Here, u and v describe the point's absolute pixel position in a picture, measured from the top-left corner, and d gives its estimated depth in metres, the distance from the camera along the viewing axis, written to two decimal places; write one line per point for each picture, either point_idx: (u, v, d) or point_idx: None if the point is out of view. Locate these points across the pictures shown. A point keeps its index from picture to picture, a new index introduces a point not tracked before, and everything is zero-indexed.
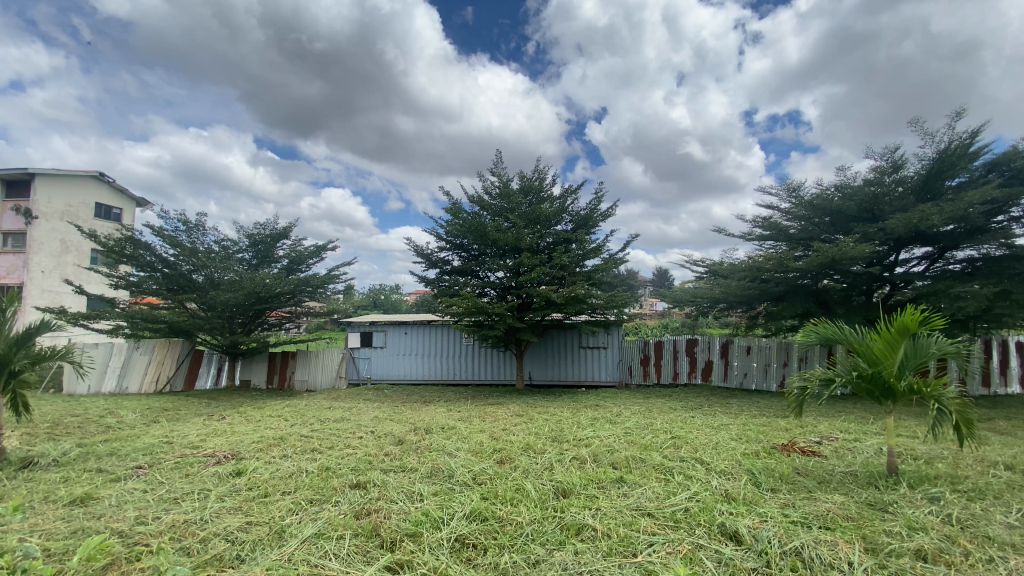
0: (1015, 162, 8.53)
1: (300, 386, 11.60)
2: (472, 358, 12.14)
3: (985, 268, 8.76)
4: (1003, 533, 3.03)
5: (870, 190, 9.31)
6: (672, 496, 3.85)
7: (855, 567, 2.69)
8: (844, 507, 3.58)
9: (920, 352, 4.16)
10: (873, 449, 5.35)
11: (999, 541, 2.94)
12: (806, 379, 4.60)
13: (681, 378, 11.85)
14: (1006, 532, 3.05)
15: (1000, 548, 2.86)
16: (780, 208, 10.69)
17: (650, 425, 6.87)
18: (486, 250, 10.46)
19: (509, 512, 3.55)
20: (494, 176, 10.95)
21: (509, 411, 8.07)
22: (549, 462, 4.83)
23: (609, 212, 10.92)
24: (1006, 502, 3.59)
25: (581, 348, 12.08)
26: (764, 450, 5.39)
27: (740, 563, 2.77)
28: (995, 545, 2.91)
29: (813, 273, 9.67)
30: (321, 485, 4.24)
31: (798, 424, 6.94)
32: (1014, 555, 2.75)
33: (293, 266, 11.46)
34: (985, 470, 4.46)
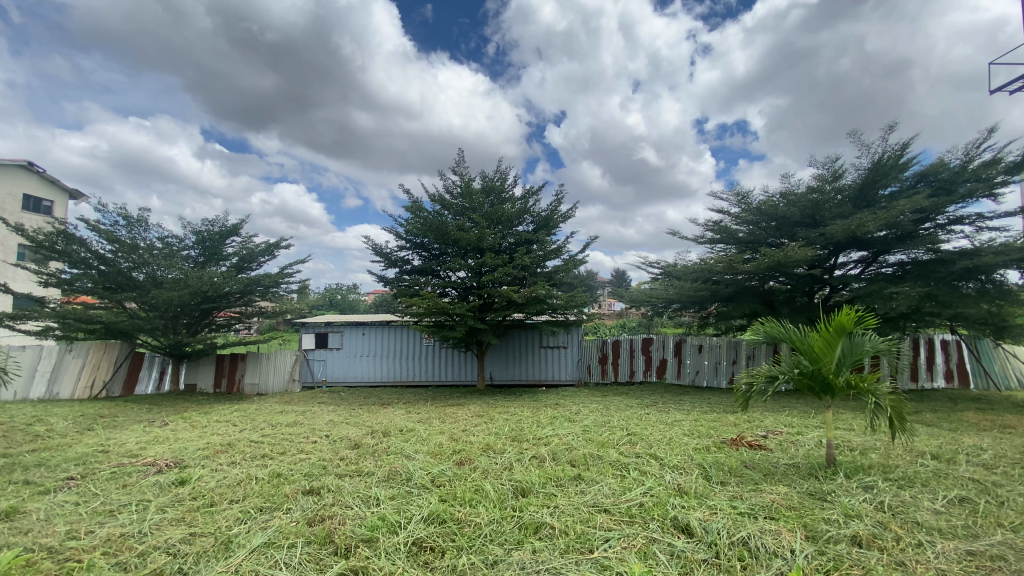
0: (941, 174, 9.24)
1: (251, 389, 11.15)
2: (431, 359, 12.02)
3: (914, 271, 9.46)
4: (931, 519, 3.28)
5: (812, 197, 9.87)
6: (628, 492, 3.96)
7: (797, 554, 2.84)
8: (787, 497, 3.78)
9: (857, 350, 4.44)
10: (814, 442, 5.66)
11: (927, 526, 3.18)
12: (753, 375, 4.86)
13: (637, 376, 12.18)
14: (933, 518, 3.31)
15: (927, 533, 3.10)
16: (731, 213, 11.20)
17: (608, 423, 7.02)
18: (447, 250, 10.37)
19: (468, 513, 3.54)
20: (456, 175, 10.90)
21: (470, 412, 8.05)
22: (509, 462, 4.85)
23: (570, 213, 11.10)
24: (933, 489, 3.89)
25: (541, 347, 12.19)
26: (715, 445, 5.60)
27: (692, 554, 2.88)
28: (923, 530, 3.15)
29: (760, 275, 10.17)
30: (272, 492, 4.09)
31: (746, 419, 7.27)
32: (939, 539, 2.98)
33: (243, 264, 10.97)
34: (914, 459, 4.82)
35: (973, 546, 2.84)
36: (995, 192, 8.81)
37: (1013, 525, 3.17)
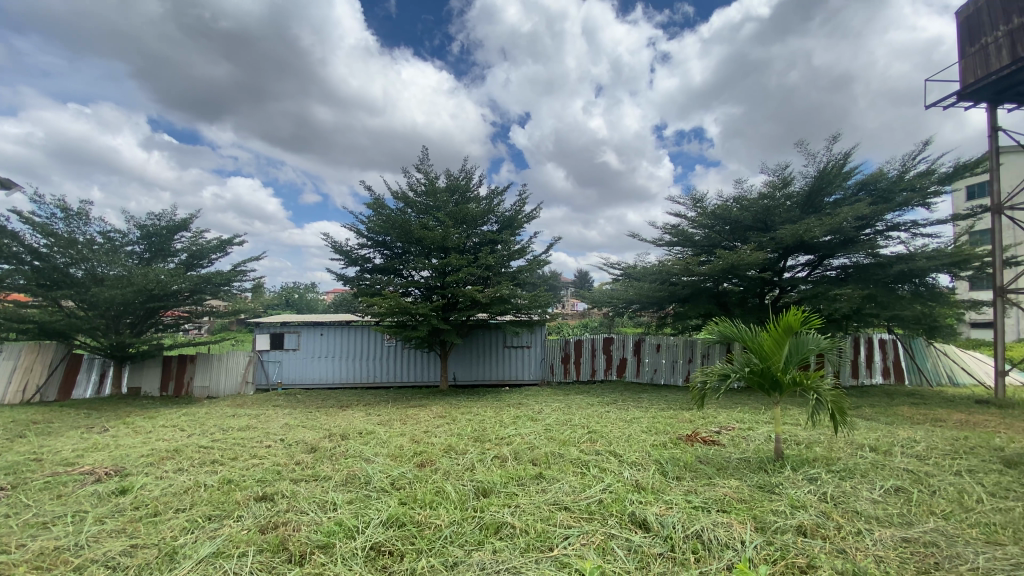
0: (880, 183, 9.86)
1: (200, 393, 10.65)
2: (392, 360, 11.83)
3: (855, 274, 10.05)
4: (868, 508, 3.51)
5: (763, 203, 10.33)
6: (588, 489, 4.04)
7: (746, 545, 2.97)
8: (738, 490, 3.95)
9: (803, 349, 4.69)
10: (764, 437, 5.92)
11: (865, 515, 3.40)
12: (707, 373, 5.06)
13: (599, 375, 12.40)
14: (871, 507, 3.54)
15: (865, 521, 3.31)
16: (688, 217, 11.58)
17: (570, 421, 7.13)
18: (410, 248, 10.23)
19: (428, 516, 3.51)
20: (420, 172, 10.77)
21: (432, 413, 7.99)
22: (471, 462, 4.84)
23: (534, 214, 11.18)
24: (870, 479, 4.16)
25: (505, 347, 12.21)
26: (671, 441, 5.78)
27: (648, 549, 2.97)
28: (861, 518, 3.36)
29: (715, 277, 10.57)
30: (222, 500, 3.93)
31: (700, 416, 7.54)
32: (876, 527, 3.19)
33: (192, 261, 10.45)
34: (854, 451, 5.13)
35: (907, 533, 3.05)
36: (927, 201, 9.48)
37: (942, 512, 3.43)
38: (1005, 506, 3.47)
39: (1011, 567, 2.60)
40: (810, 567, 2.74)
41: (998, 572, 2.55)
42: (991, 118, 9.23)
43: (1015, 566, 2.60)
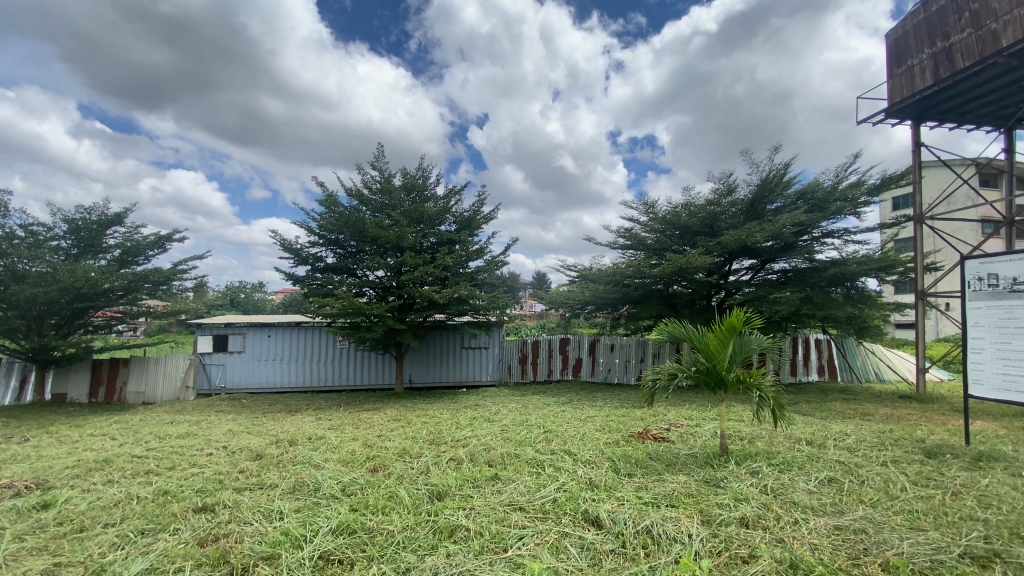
0: (816, 193, 10.51)
1: (135, 398, 9.98)
2: (345, 363, 11.52)
3: (794, 277, 10.64)
4: (804, 498, 3.73)
5: (711, 209, 10.78)
6: (542, 488, 4.08)
7: (693, 538, 3.09)
8: (687, 485, 4.10)
9: (745, 348, 4.92)
10: (710, 433, 6.17)
11: (801, 505, 3.62)
12: (657, 372, 5.23)
13: (555, 375, 12.55)
14: (807, 497, 3.76)
15: (801, 510, 3.53)
16: (640, 221, 11.94)
17: (526, 421, 7.18)
18: (364, 248, 9.99)
19: (380, 522, 3.44)
20: (375, 170, 10.53)
21: (386, 416, 7.83)
22: (426, 466, 4.78)
23: (492, 214, 11.17)
24: (806, 471, 4.43)
25: (462, 348, 12.11)
26: (623, 438, 5.94)
27: (600, 546, 3.03)
28: (797, 508, 3.57)
29: (666, 280, 10.94)
30: (157, 512, 3.70)
31: (651, 413, 7.79)
32: (810, 517, 3.39)
33: (126, 258, 9.77)
34: (792, 445, 5.45)
35: (839, 521, 3.26)
36: (858, 210, 10.20)
37: (870, 500, 3.69)
38: (924, 493, 3.78)
39: (930, 550, 2.83)
40: (751, 557, 2.88)
41: (918, 555, 2.76)
42: (914, 134, 10.04)
43: (934, 549, 2.83)
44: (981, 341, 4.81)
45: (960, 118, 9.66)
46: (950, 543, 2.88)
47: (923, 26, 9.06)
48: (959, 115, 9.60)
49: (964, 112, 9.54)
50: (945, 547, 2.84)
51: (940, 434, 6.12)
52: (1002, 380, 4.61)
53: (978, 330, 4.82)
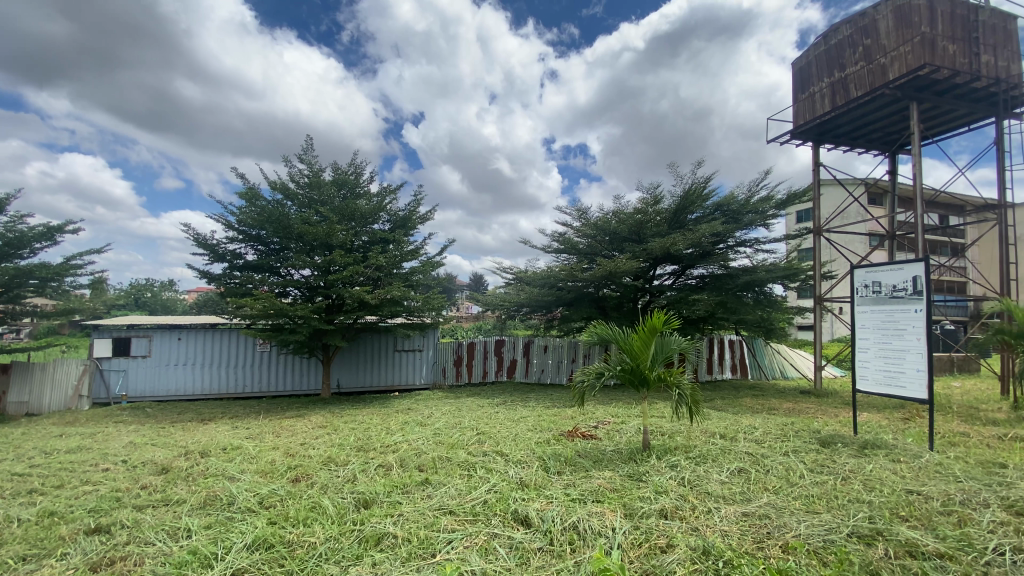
0: (730, 205, 11.38)
1: (16, 409, 8.84)
2: (266, 368, 10.86)
3: (711, 283, 11.41)
4: (716, 488, 4.05)
5: (638, 217, 11.34)
6: (473, 491, 4.10)
7: (615, 531, 3.25)
8: (611, 481, 4.30)
9: (666, 348, 5.23)
10: (634, 429, 6.50)
11: (712, 495, 3.92)
12: (586, 372, 5.43)
13: (490, 376, 12.61)
14: (719, 487, 4.08)
15: (711, 500, 3.83)
16: (573, 226, 12.33)
17: (458, 423, 7.16)
18: (288, 245, 9.50)
19: (301, 534, 3.31)
20: (303, 163, 10.05)
21: (311, 423, 7.50)
22: (352, 474, 4.64)
23: (428, 214, 11.03)
24: (718, 463, 4.79)
25: (395, 351, 11.80)
26: (554, 437, 6.10)
27: (528, 545, 3.11)
28: (708, 498, 3.87)
29: (596, 283, 11.38)
30: (40, 536, 3.32)
31: (581, 412, 8.05)
32: (720, 505, 3.69)
33: (7, 250, 8.63)
34: (707, 439, 5.87)
35: (746, 509, 3.57)
36: (766, 222, 11.18)
37: (772, 488, 4.07)
38: (818, 479, 4.23)
39: (823, 531, 3.17)
40: (668, 546, 3.08)
41: (811, 537, 3.09)
42: (815, 155, 11.17)
43: (825, 530, 3.18)
44: (867, 341, 5.44)
45: (853, 142, 10.88)
46: (839, 524, 3.25)
47: (823, 57, 10.08)
48: (851, 139, 10.81)
49: (855, 137, 10.75)
50: (835, 528, 3.20)
51: (833, 425, 6.86)
52: (883, 375, 5.24)
53: (864, 331, 5.47)
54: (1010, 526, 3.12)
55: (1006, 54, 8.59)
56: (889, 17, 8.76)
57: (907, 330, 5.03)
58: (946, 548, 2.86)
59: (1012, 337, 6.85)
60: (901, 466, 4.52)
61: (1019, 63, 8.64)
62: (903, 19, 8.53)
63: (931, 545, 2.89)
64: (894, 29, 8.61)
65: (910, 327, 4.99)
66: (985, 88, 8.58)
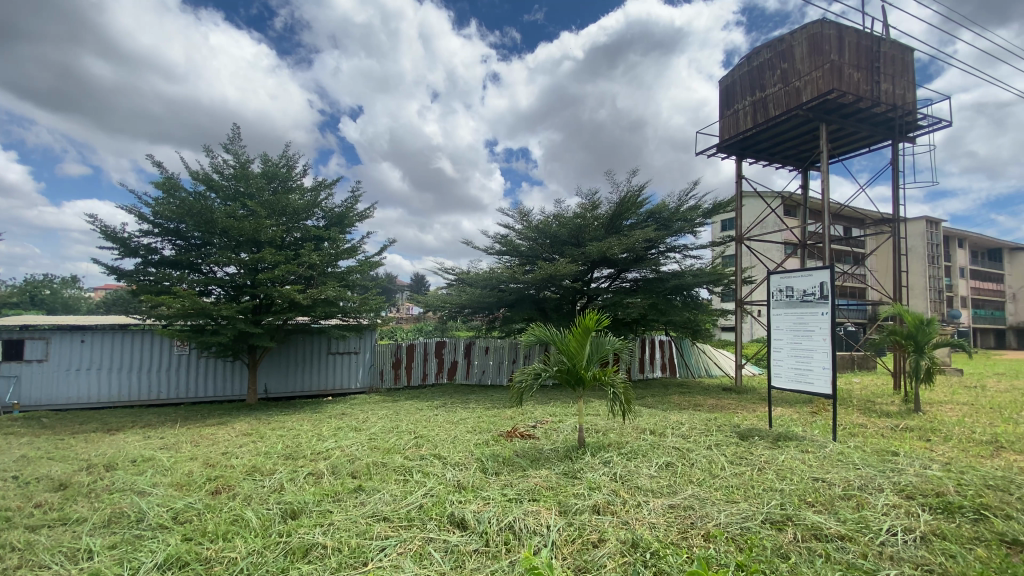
0: (663, 213, 11.95)
1: None
2: (184, 372, 10.02)
3: (644, 286, 11.89)
4: (646, 482, 4.23)
5: (577, 221, 11.64)
6: (408, 496, 4.01)
7: (549, 529, 3.31)
8: (547, 479, 4.37)
9: (601, 349, 5.39)
10: (571, 427, 6.65)
11: (642, 489, 4.09)
12: (525, 373, 5.48)
13: (429, 379, 12.42)
14: (648, 481, 4.27)
15: (641, 493, 3.99)
16: (515, 229, 12.44)
17: (396, 427, 7.00)
18: (211, 240, 8.85)
19: (220, 549, 3.10)
20: (229, 152, 9.41)
21: (234, 431, 7.04)
22: (279, 483, 4.40)
23: (365, 212, 10.68)
24: (648, 458, 5.01)
25: (328, 354, 11.28)
26: (492, 438, 6.11)
27: (464, 547, 3.09)
28: (639, 491, 4.04)
29: (537, 285, 11.55)
30: None
31: (520, 412, 8.13)
32: (649, 498, 3.86)
33: None
34: (639, 435, 6.12)
35: (673, 501, 3.75)
36: (694, 230, 11.84)
37: (697, 480, 4.31)
38: (738, 470, 4.53)
39: (740, 518, 3.39)
40: (600, 541, 3.17)
41: (731, 525, 3.30)
42: (739, 168, 11.97)
43: (743, 518, 3.40)
44: (781, 341, 5.90)
45: (771, 157, 11.78)
46: (755, 511, 3.49)
47: (746, 77, 10.83)
48: (770, 155, 11.69)
49: (774, 153, 11.64)
50: (751, 515, 3.44)
51: (751, 420, 7.37)
52: (795, 373, 5.69)
53: (779, 333, 5.93)
54: (899, 507, 3.49)
55: (901, 84, 9.62)
56: (804, 43, 9.56)
57: (815, 332, 5.51)
58: (846, 530, 3.16)
59: (903, 338, 7.67)
60: (809, 456, 4.95)
61: (912, 92, 9.71)
62: (815, 46, 9.34)
63: (833, 528, 3.18)
64: (808, 55, 9.40)
65: (818, 328, 5.47)
66: (883, 113, 9.57)
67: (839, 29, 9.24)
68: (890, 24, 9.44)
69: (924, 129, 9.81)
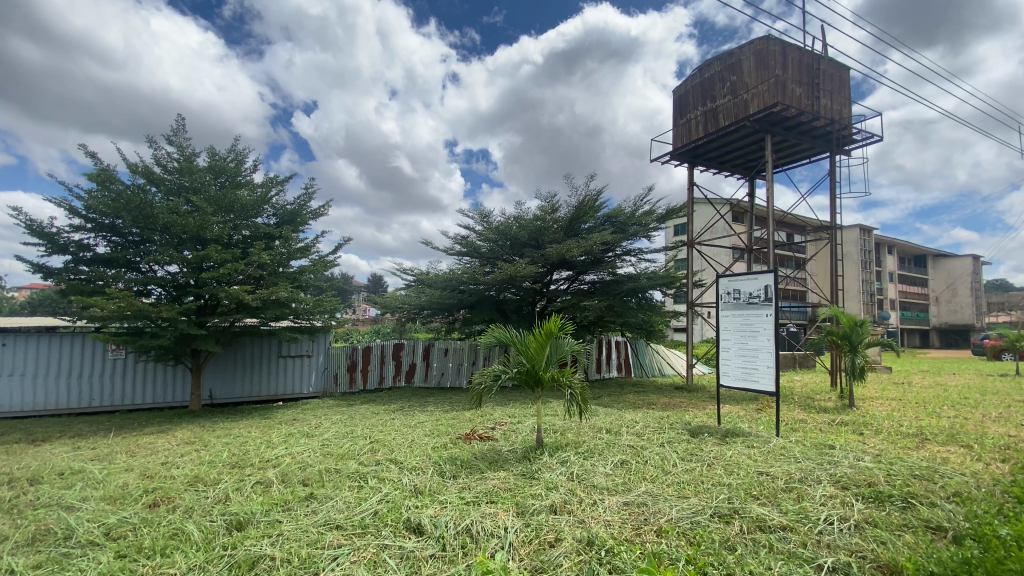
0: (619, 217, 12.22)
1: None
2: (118, 378, 9.34)
3: (601, 288, 12.09)
4: (602, 480, 4.30)
5: (537, 223, 11.73)
6: (362, 502, 3.90)
7: (506, 531, 3.30)
8: (505, 481, 4.36)
9: (559, 350, 5.44)
10: (529, 428, 6.68)
11: (599, 487, 4.15)
12: (485, 375, 5.46)
13: (387, 382, 12.16)
14: (605, 479, 4.34)
15: (597, 492, 4.05)
16: (475, 230, 12.41)
17: (350, 432, 6.81)
18: (151, 237, 8.32)
19: (158, 566, 2.90)
20: (172, 144, 8.89)
21: (175, 439, 6.64)
22: (224, 493, 4.18)
23: (320, 210, 10.35)
24: (605, 456, 5.10)
25: (279, 357, 10.84)
26: (451, 441, 6.05)
27: (420, 553, 3.03)
28: (595, 490, 4.09)
29: (497, 287, 11.54)
30: None
31: (478, 414, 8.09)
32: (605, 496, 3.92)
33: None
34: (596, 434, 6.22)
35: (628, 498, 3.83)
36: (649, 234, 12.18)
37: (651, 477, 4.42)
38: (689, 466, 4.68)
39: (691, 513, 3.50)
40: (556, 541, 3.19)
41: (682, 519, 3.40)
42: (691, 175, 12.41)
43: (693, 512, 3.52)
44: (729, 341, 6.15)
45: (721, 166, 12.29)
46: (705, 506, 3.62)
47: (698, 88, 11.25)
48: (720, 163, 12.19)
49: (723, 161, 12.14)
50: (700, 510, 3.56)
51: (701, 417, 7.65)
52: (741, 371, 5.96)
53: (727, 333, 6.18)
54: (835, 498, 3.71)
55: (839, 99, 10.26)
56: (751, 58, 10.03)
57: (760, 332, 5.78)
58: (788, 521, 3.32)
59: (839, 338, 8.16)
60: (754, 451, 5.17)
61: (848, 108, 10.37)
62: (762, 61, 9.82)
63: (776, 520, 3.34)
64: (755, 69, 9.87)
65: (763, 328, 5.74)
66: (823, 127, 10.18)
67: (783, 46, 9.76)
68: (828, 44, 10.06)
69: (859, 143, 10.50)
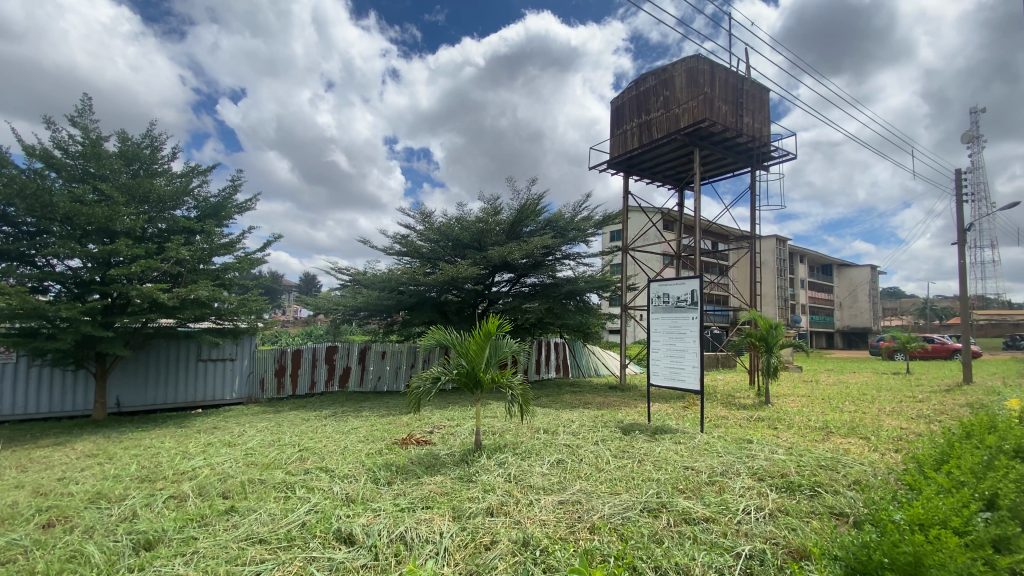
0: (559, 221, 12.46)
1: None
2: (7, 385, 8.28)
3: (541, 291, 12.26)
4: (540, 480, 4.35)
5: (479, 225, 11.71)
6: (289, 514, 3.69)
7: (442, 537, 3.24)
8: (442, 485, 4.30)
9: (500, 351, 5.46)
10: (468, 431, 6.64)
11: (536, 488, 4.18)
12: (423, 378, 5.34)
13: (318, 387, 11.61)
14: (541, 479, 4.39)
15: (535, 492, 4.09)
16: (416, 230, 12.17)
17: (278, 440, 6.44)
18: (50, 227, 7.45)
19: None
20: (76, 125, 8.01)
21: (74, 453, 5.97)
22: (131, 510, 3.80)
23: (247, 204, 9.73)
24: (542, 457, 5.16)
25: (199, 361, 10.06)
26: (387, 446, 5.87)
27: (352, 563, 2.92)
28: (533, 491, 4.12)
29: (437, 288, 11.39)
30: None
31: (416, 418, 7.92)
32: (541, 496, 3.96)
33: None
34: (533, 434, 6.29)
35: (563, 497, 3.90)
36: (587, 239, 12.51)
37: (585, 475, 4.52)
38: (621, 463, 4.84)
39: (622, 509, 3.62)
40: (492, 543, 3.18)
41: (614, 515, 3.51)
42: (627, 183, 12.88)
43: (625, 508, 3.64)
44: (659, 342, 6.42)
45: (654, 175, 12.85)
46: (635, 501, 3.75)
47: (634, 100, 11.71)
48: (654, 172, 12.74)
49: (656, 172, 12.71)
50: (632, 505, 3.69)
51: (633, 416, 7.94)
52: (670, 371, 6.26)
53: (658, 335, 6.45)
54: (752, 489, 3.98)
55: (759, 119, 11.07)
56: (683, 75, 10.58)
57: (687, 334, 6.09)
58: (711, 512, 3.52)
59: (758, 340, 8.77)
60: (682, 447, 5.44)
61: (767, 127, 11.20)
62: (692, 78, 10.40)
63: (699, 511, 3.53)
64: (686, 86, 10.43)
65: (689, 331, 6.06)
66: (745, 143, 10.94)
67: (712, 66, 10.38)
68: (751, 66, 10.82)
69: (776, 160, 11.36)
